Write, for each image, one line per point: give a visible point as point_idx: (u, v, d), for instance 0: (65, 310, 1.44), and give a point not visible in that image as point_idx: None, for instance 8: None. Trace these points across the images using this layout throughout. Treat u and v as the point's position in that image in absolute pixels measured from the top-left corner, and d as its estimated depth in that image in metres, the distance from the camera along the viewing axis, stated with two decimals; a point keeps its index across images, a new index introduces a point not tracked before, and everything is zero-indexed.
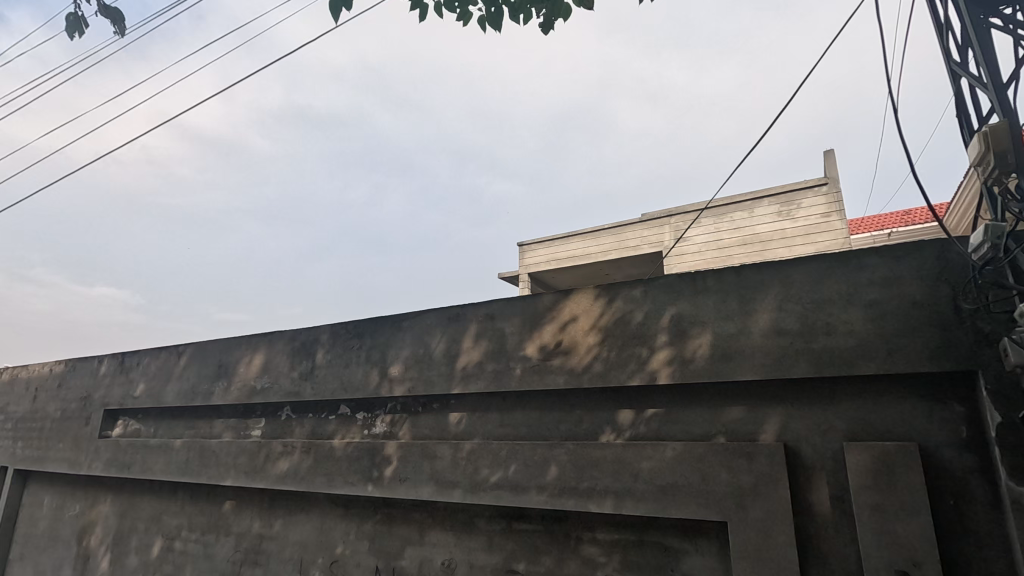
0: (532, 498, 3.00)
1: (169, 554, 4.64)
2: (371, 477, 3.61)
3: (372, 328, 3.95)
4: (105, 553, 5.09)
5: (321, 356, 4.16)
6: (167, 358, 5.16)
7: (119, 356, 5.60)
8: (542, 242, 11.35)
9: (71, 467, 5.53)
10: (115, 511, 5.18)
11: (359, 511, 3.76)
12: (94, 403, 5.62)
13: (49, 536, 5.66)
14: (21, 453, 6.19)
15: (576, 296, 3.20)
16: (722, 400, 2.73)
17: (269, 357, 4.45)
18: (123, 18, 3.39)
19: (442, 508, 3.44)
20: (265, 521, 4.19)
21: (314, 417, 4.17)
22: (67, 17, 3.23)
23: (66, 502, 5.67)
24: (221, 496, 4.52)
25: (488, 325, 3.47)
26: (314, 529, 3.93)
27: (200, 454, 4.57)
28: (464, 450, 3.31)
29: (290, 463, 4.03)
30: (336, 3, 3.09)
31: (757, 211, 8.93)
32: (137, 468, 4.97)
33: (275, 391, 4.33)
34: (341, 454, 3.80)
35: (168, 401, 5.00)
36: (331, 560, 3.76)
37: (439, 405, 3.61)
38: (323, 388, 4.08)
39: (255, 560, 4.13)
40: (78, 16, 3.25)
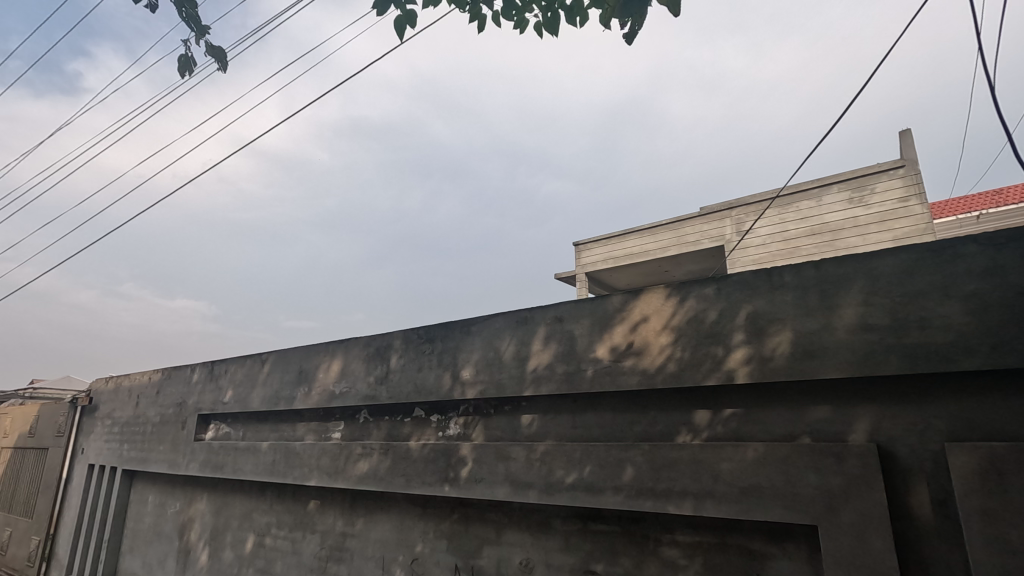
0: (609, 500, 3.01)
1: (261, 550, 4.94)
2: (448, 477, 3.72)
3: (443, 333, 4.07)
4: (204, 548, 5.48)
5: (395, 361, 4.32)
6: (252, 365, 5.50)
7: (209, 364, 6.01)
8: (598, 241, 11.21)
9: (171, 467, 5.99)
10: (211, 509, 5.57)
11: (437, 510, 3.88)
12: (188, 407, 6.07)
13: (154, 531, 6.16)
14: (127, 454, 6.76)
15: (646, 296, 3.18)
16: (806, 399, 2.64)
17: (345, 363, 4.67)
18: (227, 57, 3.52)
19: (517, 508, 3.50)
20: (347, 520, 4.39)
21: (390, 420, 4.34)
22: (179, 57, 3.43)
23: (167, 500, 6.14)
24: (306, 495, 4.77)
25: (557, 327, 3.50)
26: (394, 528, 4.08)
27: (286, 455, 4.83)
28: (538, 452, 3.36)
29: (369, 464, 4.20)
30: (401, 22, 3.22)
31: (825, 199, 8.51)
32: (229, 469, 5.31)
33: (353, 395, 4.53)
34: (417, 456, 3.93)
35: (254, 406, 5.32)
36: (411, 558, 3.90)
37: (511, 407, 3.68)
38: (398, 391, 4.23)
39: (340, 557, 4.33)
40: (188, 57, 3.44)
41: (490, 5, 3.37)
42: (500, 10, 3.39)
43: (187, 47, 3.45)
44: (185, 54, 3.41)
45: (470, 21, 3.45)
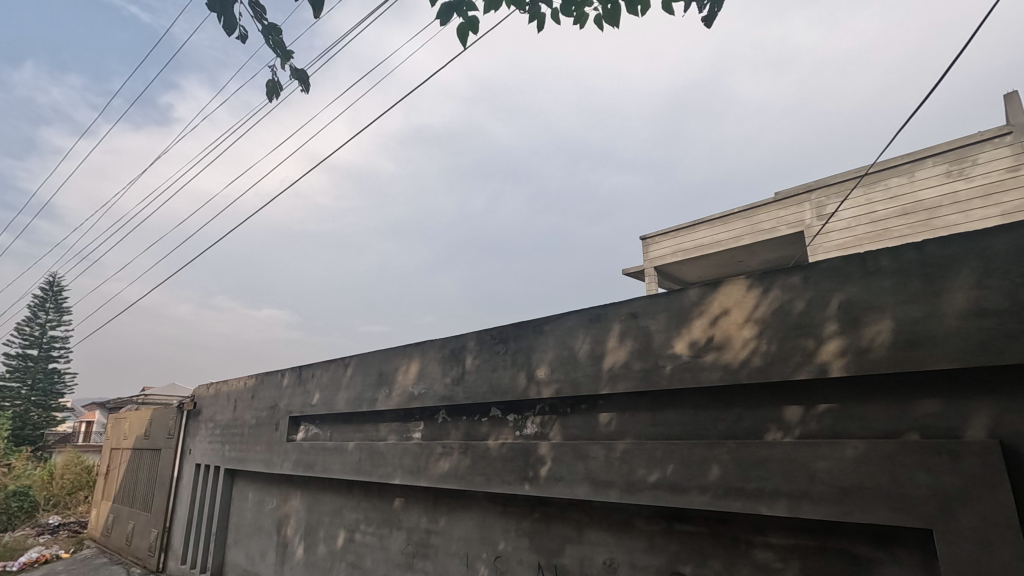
0: (694, 500, 2.91)
1: (351, 545, 5.18)
2: (527, 476, 3.74)
3: (515, 333, 4.10)
4: (299, 542, 5.82)
5: (470, 362, 4.40)
6: (336, 369, 5.78)
7: (297, 369, 6.37)
8: (666, 233, 10.90)
9: (267, 466, 6.40)
10: (305, 505, 5.91)
11: (517, 508, 3.92)
12: (280, 410, 6.47)
13: (255, 525, 6.61)
14: (228, 453, 7.30)
15: (725, 288, 3.06)
16: (911, 393, 2.45)
17: (423, 365, 4.80)
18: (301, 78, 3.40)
19: (598, 507, 3.46)
20: (431, 517, 4.52)
21: (468, 420, 4.43)
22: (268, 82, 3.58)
23: (266, 497, 6.58)
24: (391, 493, 4.95)
25: (632, 324, 3.43)
26: (476, 526, 4.16)
27: (371, 455, 5.03)
28: (617, 450, 3.30)
29: (450, 463, 4.30)
30: (464, 28, 3.27)
31: (918, 174, 7.83)
32: (319, 468, 5.60)
33: (431, 396, 4.66)
34: (496, 455, 3.98)
35: (340, 407, 5.59)
36: (494, 556, 3.96)
37: (588, 406, 3.65)
38: (474, 391, 4.31)
39: (426, 553, 4.47)
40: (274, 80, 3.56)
41: (549, 3, 3.36)
42: (559, 7, 3.38)
43: (275, 72, 3.54)
44: (273, 79, 3.49)
45: (530, 21, 3.46)
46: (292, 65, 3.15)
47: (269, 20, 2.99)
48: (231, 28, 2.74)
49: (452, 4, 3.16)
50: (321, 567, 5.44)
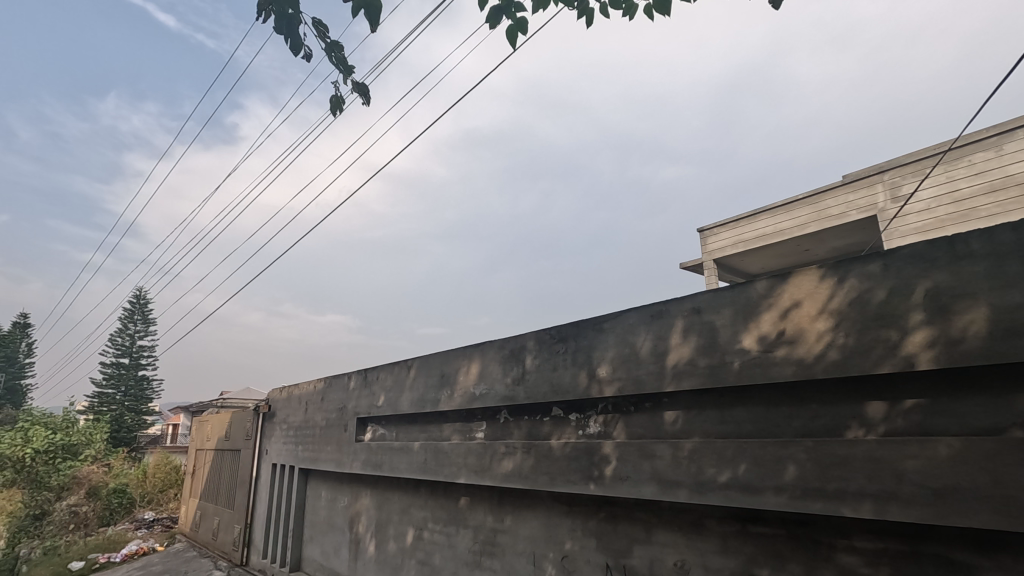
0: (770, 500, 2.79)
1: (420, 542, 5.31)
2: (592, 476, 3.70)
3: (575, 332, 4.08)
4: (371, 539, 6.02)
5: (530, 362, 4.41)
6: (399, 371, 5.94)
7: (363, 372, 6.60)
8: (726, 224, 10.51)
9: (338, 465, 6.67)
10: (375, 504, 6.11)
11: (583, 508, 3.89)
12: (348, 412, 6.72)
13: (328, 522, 6.89)
14: (302, 453, 7.65)
15: (795, 279, 2.92)
16: (1013, 386, 2.25)
17: (483, 365, 4.86)
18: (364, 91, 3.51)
19: (667, 508, 3.39)
20: (496, 516, 4.57)
21: (530, 420, 4.44)
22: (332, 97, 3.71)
23: (338, 495, 6.85)
24: (457, 492, 5.03)
25: (695, 319, 3.33)
26: (542, 525, 4.17)
27: (436, 454, 5.14)
28: (684, 450, 3.22)
29: (514, 463, 4.32)
30: (512, 30, 3.29)
31: (1007, 147, 7.20)
32: (386, 467, 5.77)
33: (492, 396, 4.71)
34: (559, 454, 3.97)
35: (404, 408, 5.74)
36: (561, 555, 3.95)
37: (652, 404, 3.58)
38: (535, 391, 4.31)
39: (493, 551, 4.52)
40: (338, 96, 3.68)
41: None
42: (608, 1, 3.34)
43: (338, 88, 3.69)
44: (336, 93, 3.65)
45: (578, 17, 3.44)
46: (354, 79, 3.28)
47: (331, 38, 3.12)
48: (298, 48, 2.87)
49: (500, 7, 3.19)
50: (392, 563, 5.61)
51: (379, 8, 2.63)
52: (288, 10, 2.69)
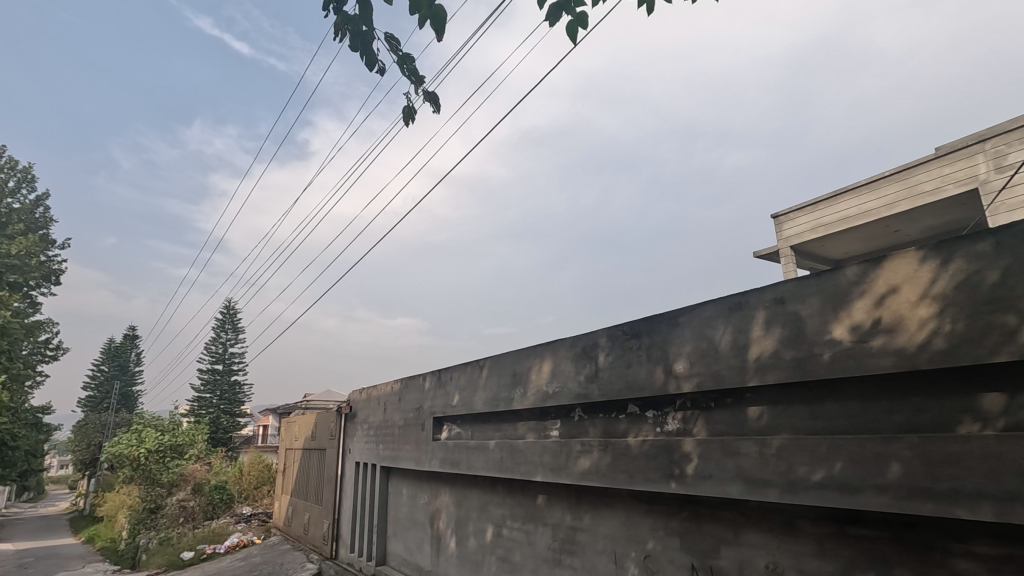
0: (871, 500, 2.61)
1: (499, 539, 5.39)
2: (673, 474, 3.61)
3: (648, 327, 3.99)
4: (452, 536, 6.17)
5: (603, 359, 4.36)
6: (472, 371, 6.05)
7: (437, 373, 6.78)
8: (803, 208, 9.87)
9: (417, 464, 6.88)
10: (454, 501, 6.26)
11: (664, 507, 3.80)
12: (425, 411, 6.92)
13: (410, 519, 7.14)
14: (382, 452, 7.96)
15: (891, 263, 2.72)
16: None
17: (555, 364, 4.86)
18: (434, 97, 3.51)
19: (755, 508, 3.25)
20: (575, 514, 4.55)
21: (605, 417, 4.40)
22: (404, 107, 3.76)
23: (418, 492, 7.07)
24: (534, 490, 5.06)
25: (778, 310, 3.17)
26: (622, 524, 4.11)
27: (511, 452, 5.19)
28: (772, 447, 3.07)
29: (590, 461, 4.29)
30: (572, 26, 3.26)
31: None
32: (464, 465, 5.90)
33: (566, 394, 4.69)
34: (637, 452, 3.90)
35: (478, 407, 5.85)
36: (643, 554, 3.89)
37: (735, 399, 3.44)
38: (610, 388, 4.26)
39: (573, 549, 4.51)
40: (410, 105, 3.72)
41: None
42: None
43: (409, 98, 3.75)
44: (407, 103, 3.70)
45: (639, 6, 3.36)
46: (424, 88, 3.34)
47: (403, 50, 3.18)
48: (373, 64, 2.97)
49: (560, 4, 3.18)
50: (473, 560, 5.72)
51: (445, 17, 2.67)
52: (362, 28, 2.80)
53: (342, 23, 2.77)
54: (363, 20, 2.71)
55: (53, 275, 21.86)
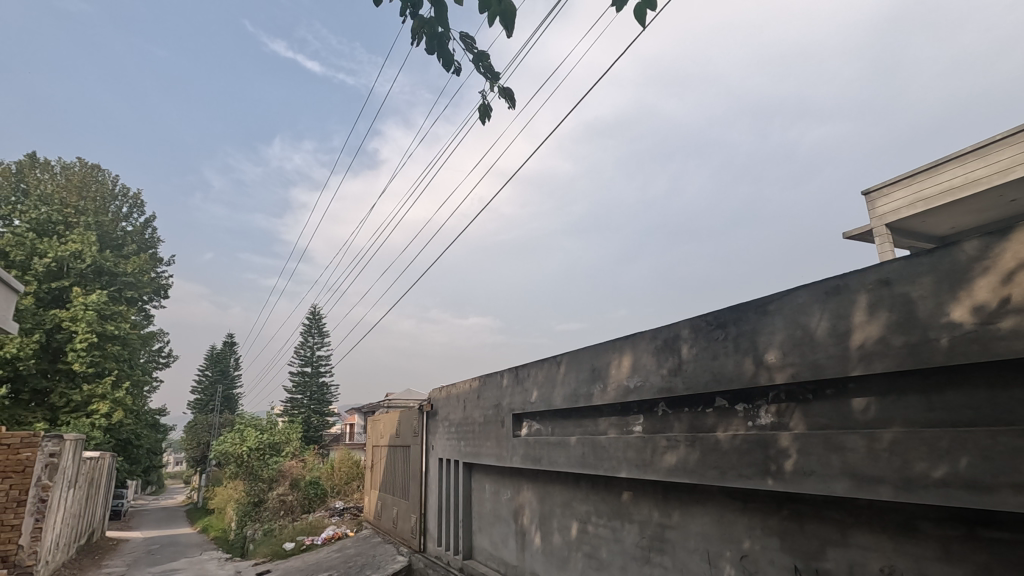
0: (1006, 500, 2.35)
1: (585, 535, 5.35)
2: (769, 471, 3.41)
3: (735, 317, 3.80)
4: (536, 531, 6.19)
5: (686, 351, 4.20)
6: (550, 367, 6.04)
7: (514, 370, 6.82)
8: (900, 181, 8.90)
9: (499, 460, 6.96)
10: (537, 497, 6.28)
11: (761, 505, 3.61)
12: (504, 408, 7.00)
13: (495, 514, 7.24)
14: (464, 448, 8.12)
15: (1019, 235, 2.43)
16: None
17: (635, 358, 4.74)
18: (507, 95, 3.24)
19: (866, 507, 3.01)
20: (663, 511, 4.43)
21: (691, 412, 4.24)
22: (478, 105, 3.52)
23: (501, 488, 7.16)
24: (618, 486, 4.98)
25: (884, 293, 2.92)
26: (714, 522, 3.95)
27: (594, 448, 5.13)
28: (883, 442, 2.84)
29: (678, 457, 4.15)
30: (642, 8, 3.15)
31: None
32: (546, 461, 5.89)
33: (648, 388, 4.57)
34: (728, 447, 3.72)
35: (558, 403, 5.83)
36: (739, 555, 3.71)
37: (836, 390, 3.21)
38: (695, 381, 4.10)
39: (662, 548, 4.38)
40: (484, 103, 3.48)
41: None
42: None
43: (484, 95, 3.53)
44: (484, 101, 3.47)
45: None
46: (500, 84, 3.18)
47: (478, 47, 3.07)
48: (449, 66, 2.98)
49: None
50: (559, 556, 5.71)
51: (515, 13, 2.66)
52: (438, 29, 2.82)
53: (420, 27, 2.81)
54: (439, 21, 2.74)
55: (163, 290, 24.12)
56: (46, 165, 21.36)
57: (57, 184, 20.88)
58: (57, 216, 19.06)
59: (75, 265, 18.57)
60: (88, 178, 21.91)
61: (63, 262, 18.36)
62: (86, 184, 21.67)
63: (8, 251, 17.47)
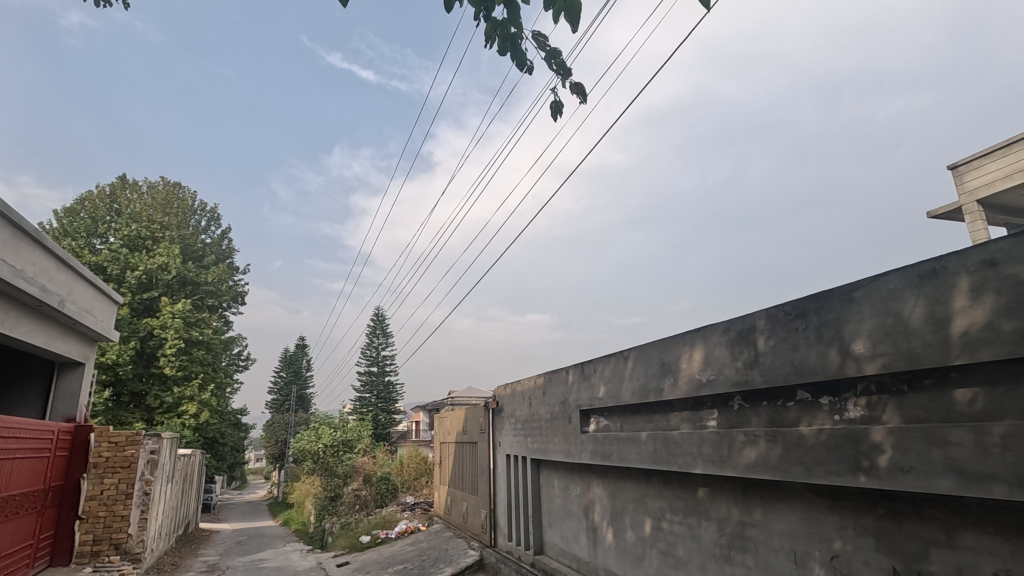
0: None
1: (660, 532, 5.26)
2: (861, 467, 3.23)
3: (816, 305, 3.62)
4: (608, 528, 6.14)
5: (763, 343, 4.04)
6: (617, 362, 5.97)
7: (580, 366, 6.79)
8: (994, 152, 8.15)
9: (568, 456, 6.96)
10: (607, 493, 6.23)
11: (853, 503, 3.43)
12: (571, 405, 6.99)
13: (565, 510, 7.24)
14: (532, 444, 8.17)
15: None
16: None
17: (708, 351, 4.61)
18: (578, 89, 3.17)
19: (975, 506, 2.80)
20: (743, 509, 4.29)
21: (770, 405, 4.07)
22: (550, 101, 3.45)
23: (570, 485, 7.15)
24: (694, 483, 4.86)
25: (989, 275, 2.70)
26: (801, 521, 3.78)
27: (667, 444, 5.02)
28: (994, 435, 2.62)
29: (758, 452, 4.00)
30: None
31: None
32: (616, 457, 5.83)
33: (722, 381, 4.43)
34: (815, 443, 3.55)
35: (626, 399, 5.75)
36: (830, 555, 3.54)
37: (935, 381, 3.00)
38: (774, 374, 3.94)
39: (743, 546, 4.25)
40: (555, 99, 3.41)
41: None
42: None
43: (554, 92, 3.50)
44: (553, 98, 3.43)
45: None
46: (572, 80, 3.13)
47: (551, 44, 3.04)
48: (521, 66, 2.99)
49: None
50: (633, 553, 5.64)
51: (581, 6, 2.63)
52: (510, 29, 2.84)
53: (492, 29, 2.83)
54: (511, 21, 2.75)
55: (241, 296, 25.65)
56: (134, 185, 23.17)
57: (144, 203, 22.64)
58: (146, 232, 20.65)
59: (162, 277, 20.06)
60: (170, 196, 23.59)
61: (152, 274, 19.88)
62: (169, 202, 23.37)
63: (106, 266, 19.11)
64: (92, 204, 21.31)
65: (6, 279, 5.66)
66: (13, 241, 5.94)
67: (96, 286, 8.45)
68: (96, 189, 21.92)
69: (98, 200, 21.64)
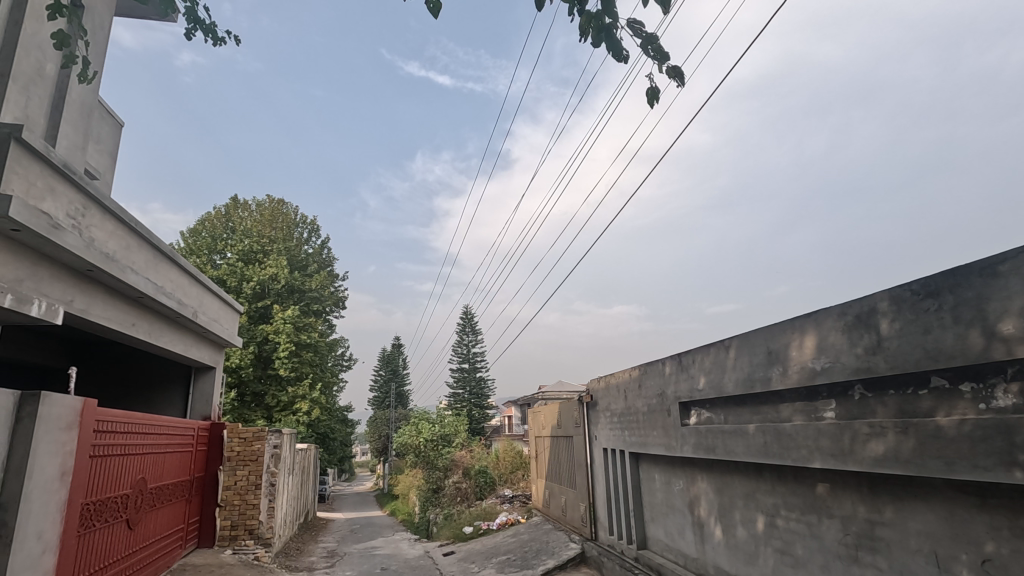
0: None
1: (774, 530, 4.99)
2: (1016, 462, 2.88)
3: (951, 283, 3.26)
4: (716, 524, 5.92)
5: (887, 327, 3.71)
6: (718, 352, 5.73)
7: (678, 357, 6.59)
8: None
9: (668, 449, 6.78)
10: (713, 488, 6.01)
11: (1007, 502, 3.06)
12: (669, 397, 6.80)
13: (668, 505, 7.07)
14: (629, 438, 8.05)
15: None
16: None
17: (821, 338, 4.30)
18: (676, 73, 3.07)
19: None
20: (871, 506, 3.96)
21: (899, 394, 3.72)
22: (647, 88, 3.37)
23: (673, 479, 6.97)
24: (811, 478, 4.56)
25: None
26: (941, 520, 3.44)
27: (778, 437, 4.75)
28: None
29: (886, 445, 3.67)
30: None
31: None
32: (721, 450, 5.60)
33: (839, 369, 4.12)
34: (956, 435, 3.20)
35: (730, 390, 5.51)
36: (981, 559, 3.18)
37: None
38: (902, 360, 3.60)
39: (873, 547, 3.93)
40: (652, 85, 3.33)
41: None
42: None
43: None
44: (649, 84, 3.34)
45: None
46: (670, 64, 3.04)
47: (647, 30, 2.96)
48: (617, 56, 2.94)
49: None
50: (745, 550, 5.40)
51: None
52: (605, 20, 2.80)
53: (587, 22, 2.82)
54: (606, 12, 2.72)
55: (342, 301, 27.36)
56: (245, 204, 25.41)
57: (254, 220, 24.73)
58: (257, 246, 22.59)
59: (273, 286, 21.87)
60: (275, 211, 25.56)
61: (264, 284, 21.75)
62: (275, 217, 25.38)
63: (226, 279, 21.19)
64: (211, 224, 23.64)
65: (151, 294, 6.41)
66: (154, 260, 6.74)
67: (222, 298, 9.38)
68: (214, 210, 24.29)
69: (216, 221, 23.98)
